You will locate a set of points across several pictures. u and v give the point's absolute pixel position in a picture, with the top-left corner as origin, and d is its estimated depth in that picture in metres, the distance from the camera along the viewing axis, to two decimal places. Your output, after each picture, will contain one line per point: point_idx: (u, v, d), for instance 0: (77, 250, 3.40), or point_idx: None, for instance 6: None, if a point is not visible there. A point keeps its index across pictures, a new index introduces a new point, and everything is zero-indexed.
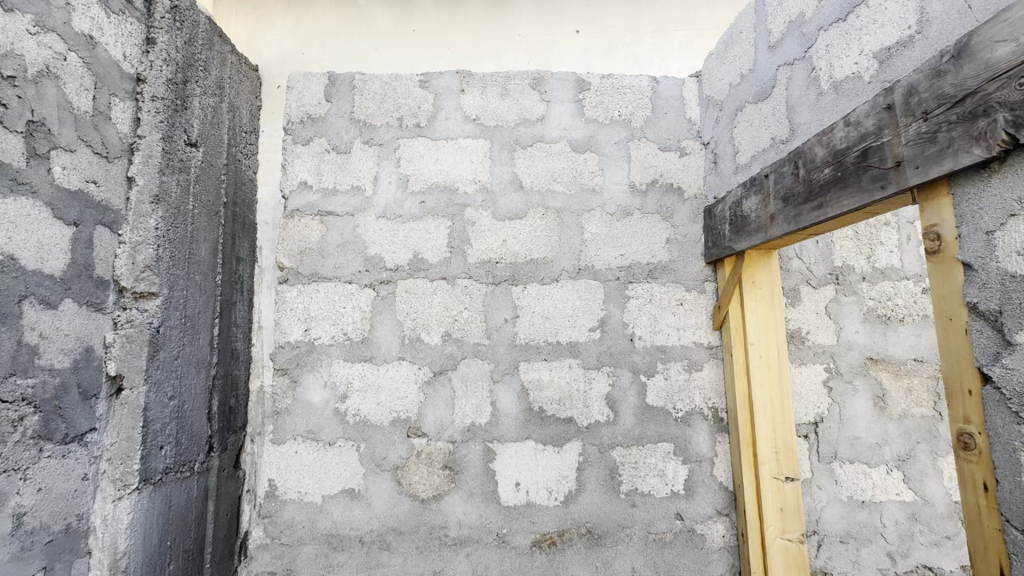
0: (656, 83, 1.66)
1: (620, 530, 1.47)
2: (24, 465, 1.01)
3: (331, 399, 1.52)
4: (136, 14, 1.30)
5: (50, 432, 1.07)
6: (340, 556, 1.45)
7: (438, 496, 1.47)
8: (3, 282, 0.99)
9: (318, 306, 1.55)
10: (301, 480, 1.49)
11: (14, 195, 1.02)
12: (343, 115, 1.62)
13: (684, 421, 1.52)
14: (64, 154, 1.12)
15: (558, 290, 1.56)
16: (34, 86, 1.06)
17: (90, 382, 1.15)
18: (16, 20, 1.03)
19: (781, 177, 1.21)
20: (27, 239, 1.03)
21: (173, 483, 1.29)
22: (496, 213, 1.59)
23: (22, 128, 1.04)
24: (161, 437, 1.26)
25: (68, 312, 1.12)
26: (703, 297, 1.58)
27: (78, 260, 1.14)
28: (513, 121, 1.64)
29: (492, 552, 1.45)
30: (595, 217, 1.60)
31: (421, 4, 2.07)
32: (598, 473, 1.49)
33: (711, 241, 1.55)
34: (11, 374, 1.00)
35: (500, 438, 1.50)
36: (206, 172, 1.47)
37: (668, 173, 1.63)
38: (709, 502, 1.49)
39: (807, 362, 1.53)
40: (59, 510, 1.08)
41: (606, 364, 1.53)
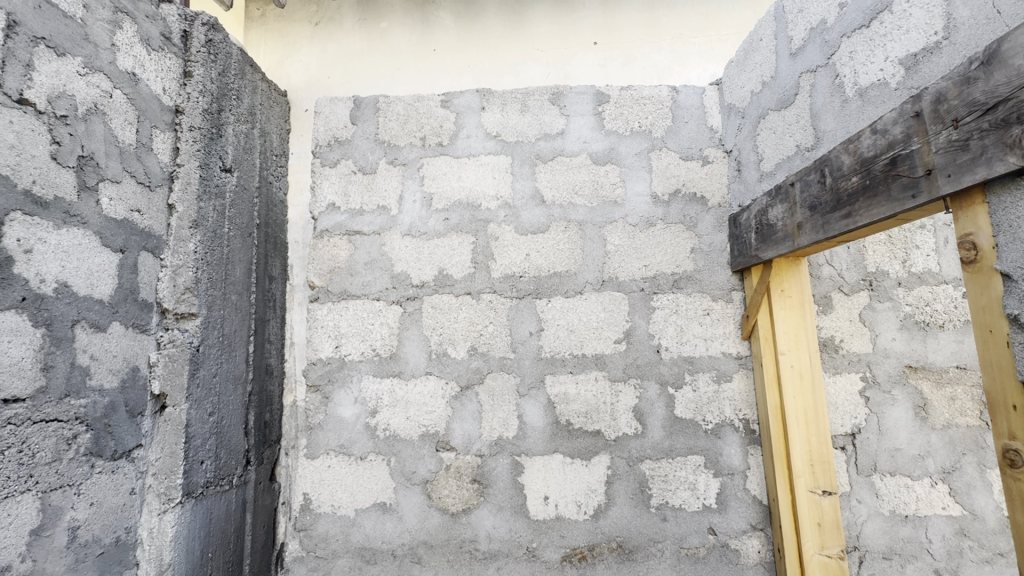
0: (675, 92, 1.66)
1: (652, 545, 1.45)
2: (77, 480, 1.08)
3: (361, 414, 1.55)
4: (173, 50, 1.38)
5: (101, 449, 1.13)
6: (373, 569, 1.48)
7: (468, 509, 1.48)
8: (57, 309, 1.06)
9: (347, 323, 1.59)
10: (335, 494, 1.53)
11: (67, 226, 1.09)
12: (368, 137, 1.67)
13: (714, 432, 1.50)
14: (111, 186, 1.19)
15: (583, 302, 1.56)
16: (84, 123, 1.13)
17: (136, 401, 1.21)
18: (68, 63, 1.11)
19: (807, 186, 1.20)
20: (78, 267, 1.11)
21: (214, 497, 1.33)
22: (519, 227, 1.61)
23: (74, 163, 1.11)
24: (202, 452, 1.30)
25: (115, 334, 1.18)
26: (730, 307, 1.56)
27: (125, 285, 1.21)
28: (534, 136, 1.65)
29: (522, 567, 1.45)
30: (618, 229, 1.60)
31: (441, 23, 2.12)
32: (627, 487, 1.48)
33: (737, 250, 1.53)
34: (66, 395, 1.06)
35: (528, 451, 1.50)
36: (240, 196, 1.53)
37: (691, 183, 1.62)
38: (743, 517, 1.46)
39: (841, 371, 1.49)
40: (110, 523, 1.14)
41: (633, 376, 1.53)
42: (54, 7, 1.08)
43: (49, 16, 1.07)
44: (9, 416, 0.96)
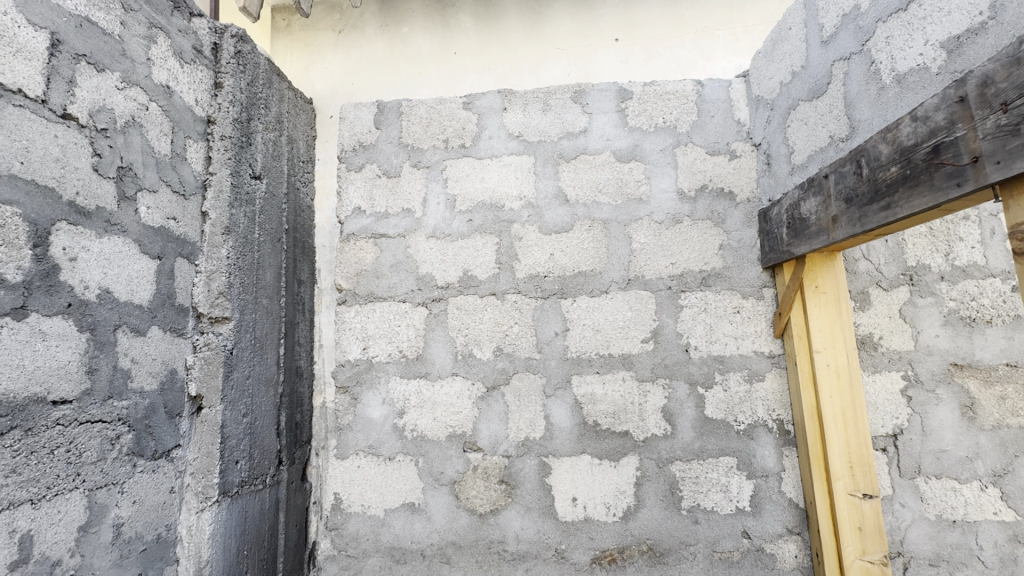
0: (700, 86, 1.63)
1: (683, 548, 1.42)
2: (121, 479, 1.12)
3: (389, 415, 1.57)
4: (204, 62, 1.43)
5: (142, 449, 1.17)
6: (403, 568, 1.49)
7: (496, 510, 1.48)
8: (100, 314, 1.10)
9: (374, 325, 1.61)
10: (365, 493, 1.55)
11: (108, 235, 1.13)
12: (392, 141, 1.69)
13: (747, 433, 1.46)
14: (148, 195, 1.23)
15: (608, 301, 1.55)
16: (122, 135, 1.18)
17: (174, 402, 1.25)
18: (107, 78, 1.15)
19: (841, 177, 1.16)
20: (119, 273, 1.15)
21: (249, 496, 1.37)
22: (543, 227, 1.60)
23: (114, 174, 1.15)
24: (237, 452, 1.34)
25: (154, 338, 1.22)
26: (761, 304, 1.51)
27: (162, 290, 1.25)
28: (556, 135, 1.64)
29: (551, 568, 1.44)
30: (643, 226, 1.57)
31: (461, 26, 2.13)
32: (657, 488, 1.45)
33: (768, 246, 1.49)
34: (110, 396, 1.11)
35: (555, 452, 1.49)
36: (270, 202, 1.57)
37: (718, 178, 1.58)
38: (778, 520, 1.42)
39: (881, 370, 1.43)
40: (152, 521, 1.19)
41: (661, 376, 1.50)
42: (93, 26, 1.13)
43: (89, 34, 1.12)
44: (57, 417, 1.00)
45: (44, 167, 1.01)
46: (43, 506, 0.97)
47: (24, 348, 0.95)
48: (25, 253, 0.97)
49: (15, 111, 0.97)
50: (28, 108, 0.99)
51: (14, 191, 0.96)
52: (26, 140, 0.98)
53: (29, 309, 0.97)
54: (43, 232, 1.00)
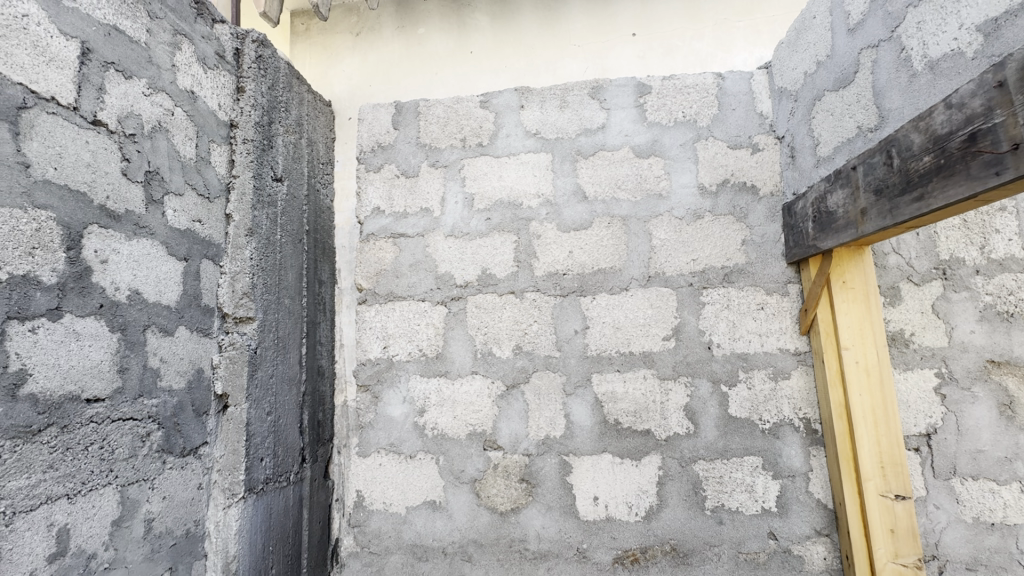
0: (721, 79, 1.60)
1: (707, 548, 1.40)
2: (151, 475, 1.15)
3: (409, 413, 1.58)
4: (227, 67, 1.46)
5: (171, 446, 1.20)
6: (425, 565, 1.50)
7: (517, 509, 1.48)
8: (131, 315, 1.13)
9: (394, 324, 1.62)
10: (386, 491, 1.55)
11: (137, 238, 1.16)
12: (410, 141, 1.70)
13: (772, 432, 1.43)
14: (175, 199, 1.26)
15: (628, 299, 1.53)
16: (149, 140, 1.21)
17: (201, 401, 1.28)
18: (134, 85, 1.18)
19: (870, 169, 1.12)
20: (148, 275, 1.18)
21: (273, 492, 1.39)
22: (561, 224, 1.59)
23: (142, 178, 1.19)
24: (262, 450, 1.36)
25: (182, 338, 1.25)
26: (787, 300, 1.48)
27: (189, 291, 1.28)
28: (574, 132, 1.63)
29: (573, 567, 1.44)
30: (663, 222, 1.55)
31: (478, 25, 2.13)
32: (680, 488, 1.43)
33: (793, 240, 1.45)
34: (140, 395, 1.14)
35: (576, 451, 1.48)
36: (291, 203, 1.59)
37: (740, 172, 1.55)
38: (806, 521, 1.38)
39: (913, 367, 1.39)
40: (181, 516, 1.21)
41: (683, 374, 1.48)
42: (121, 34, 1.16)
43: (118, 42, 1.15)
44: (91, 415, 1.03)
45: (77, 172, 1.04)
46: (78, 501, 1.00)
47: (59, 348, 0.99)
48: (60, 256, 1.00)
49: (49, 118, 1.00)
50: (61, 116, 1.02)
51: (48, 196, 0.99)
52: (59, 146, 1.01)
53: (64, 311, 1.00)
54: (76, 235, 1.03)
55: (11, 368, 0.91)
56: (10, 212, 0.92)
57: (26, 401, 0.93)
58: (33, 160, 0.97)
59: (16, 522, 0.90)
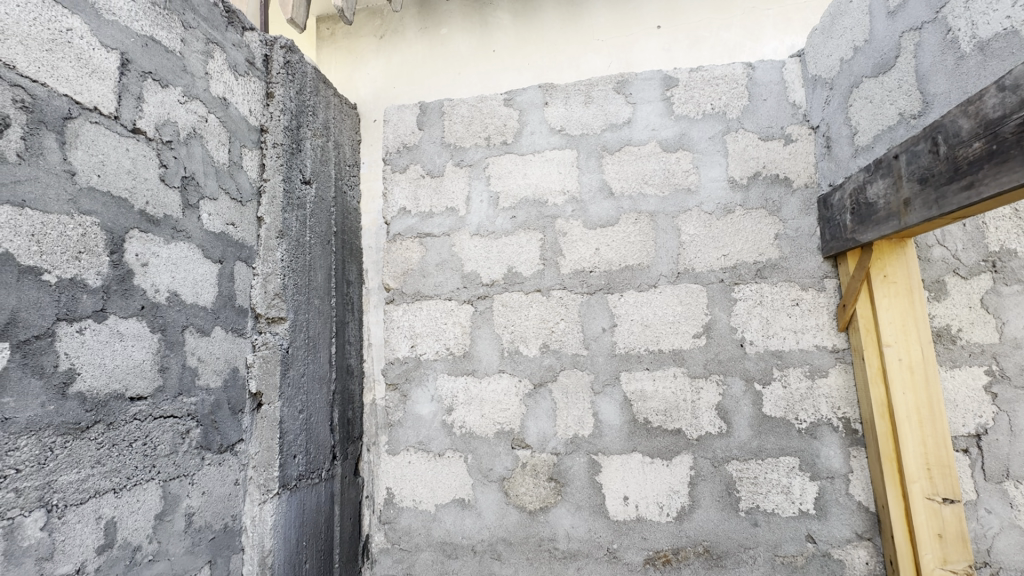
0: (751, 69, 1.55)
1: (742, 551, 1.37)
2: (191, 471, 1.19)
3: (438, 411, 1.58)
4: (257, 73, 1.49)
5: (209, 443, 1.24)
6: (455, 563, 1.51)
7: (546, 508, 1.47)
8: (170, 316, 1.17)
9: (421, 323, 1.63)
10: (415, 489, 1.57)
11: (175, 241, 1.20)
12: (435, 141, 1.71)
13: (810, 432, 1.38)
14: (210, 203, 1.30)
15: (657, 296, 1.50)
16: (185, 147, 1.25)
17: (237, 399, 1.32)
18: (170, 93, 1.22)
19: (914, 157, 1.08)
20: (186, 277, 1.22)
21: (306, 489, 1.42)
22: (587, 222, 1.57)
23: (178, 183, 1.22)
24: (295, 447, 1.39)
25: (218, 338, 1.28)
26: (823, 296, 1.43)
27: (223, 293, 1.31)
28: (599, 127, 1.61)
29: (603, 568, 1.42)
30: (692, 217, 1.52)
31: (500, 23, 2.13)
32: (713, 489, 1.40)
33: (830, 233, 1.40)
34: (180, 393, 1.18)
35: (605, 450, 1.47)
36: (320, 205, 1.62)
37: (772, 164, 1.51)
38: (846, 525, 1.34)
39: (961, 365, 1.33)
40: (220, 511, 1.25)
41: (715, 373, 1.45)
42: (157, 44, 1.20)
43: (154, 53, 1.19)
44: (134, 412, 1.07)
45: (118, 179, 1.08)
46: (124, 495, 1.04)
47: (105, 348, 1.03)
48: (104, 260, 1.04)
49: (92, 127, 1.04)
50: (103, 125, 1.06)
51: (93, 202, 1.03)
52: (102, 155, 1.06)
53: (108, 312, 1.04)
54: (118, 239, 1.08)
55: (61, 368, 0.95)
56: (58, 219, 0.97)
57: (75, 399, 0.97)
58: (78, 168, 1.01)
59: (67, 514, 0.94)
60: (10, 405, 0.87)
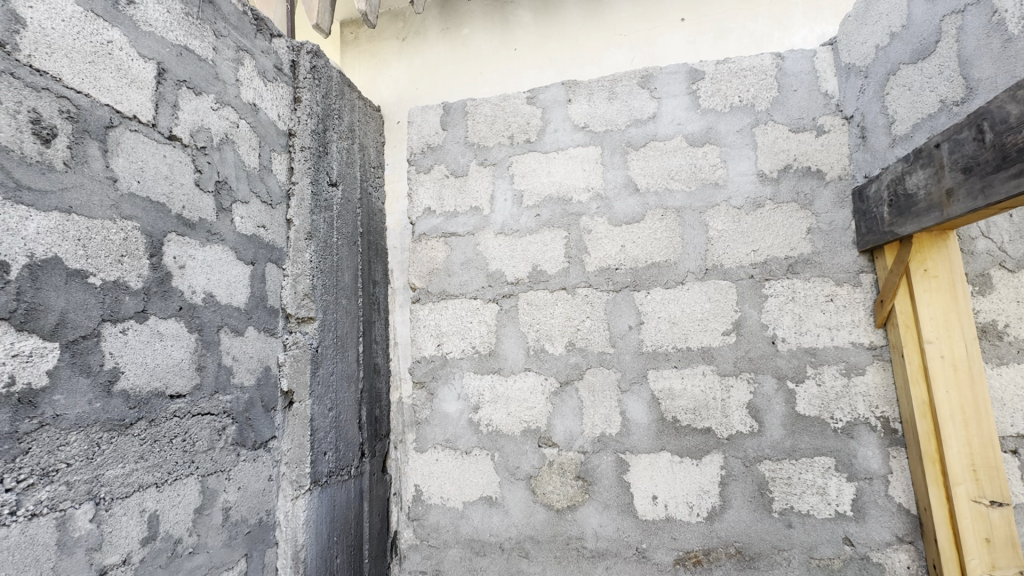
0: (780, 59, 1.51)
1: (776, 553, 1.34)
2: (228, 466, 1.22)
3: (464, 409, 1.59)
4: (285, 79, 1.53)
5: (244, 439, 1.27)
6: (483, 560, 1.52)
7: (573, 506, 1.47)
8: (206, 316, 1.21)
9: (447, 322, 1.64)
10: (443, 486, 1.58)
11: (210, 244, 1.24)
12: (459, 141, 1.72)
13: (846, 432, 1.34)
14: (242, 206, 1.33)
15: (685, 293, 1.48)
16: (218, 152, 1.28)
17: (269, 397, 1.35)
18: (204, 100, 1.26)
19: (958, 145, 1.04)
20: (220, 279, 1.25)
21: (336, 485, 1.45)
22: (612, 219, 1.56)
23: (212, 188, 1.26)
24: (325, 444, 1.42)
25: (251, 338, 1.32)
26: (859, 291, 1.39)
27: (256, 293, 1.35)
28: (623, 123, 1.59)
29: (632, 567, 1.41)
30: (721, 213, 1.49)
31: (521, 21, 2.13)
32: (744, 489, 1.37)
33: (866, 227, 1.36)
34: (216, 391, 1.21)
35: (633, 449, 1.45)
36: (346, 207, 1.64)
37: (804, 157, 1.47)
38: (886, 527, 1.29)
39: (1008, 362, 1.27)
40: (255, 506, 1.28)
41: (745, 371, 1.42)
42: (191, 53, 1.24)
43: (188, 61, 1.23)
44: (174, 409, 1.11)
45: (157, 185, 1.12)
46: (165, 489, 1.08)
47: (146, 348, 1.07)
48: (145, 263, 1.08)
49: (132, 135, 1.08)
50: (142, 133, 1.11)
51: (134, 208, 1.07)
52: (141, 161, 1.10)
53: (149, 313, 1.08)
54: (158, 243, 1.12)
55: (107, 367, 0.99)
56: (102, 224, 1.01)
57: (119, 396, 1.01)
58: (120, 175, 1.05)
59: (113, 507, 0.98)
60: (60, 402, 0.91)
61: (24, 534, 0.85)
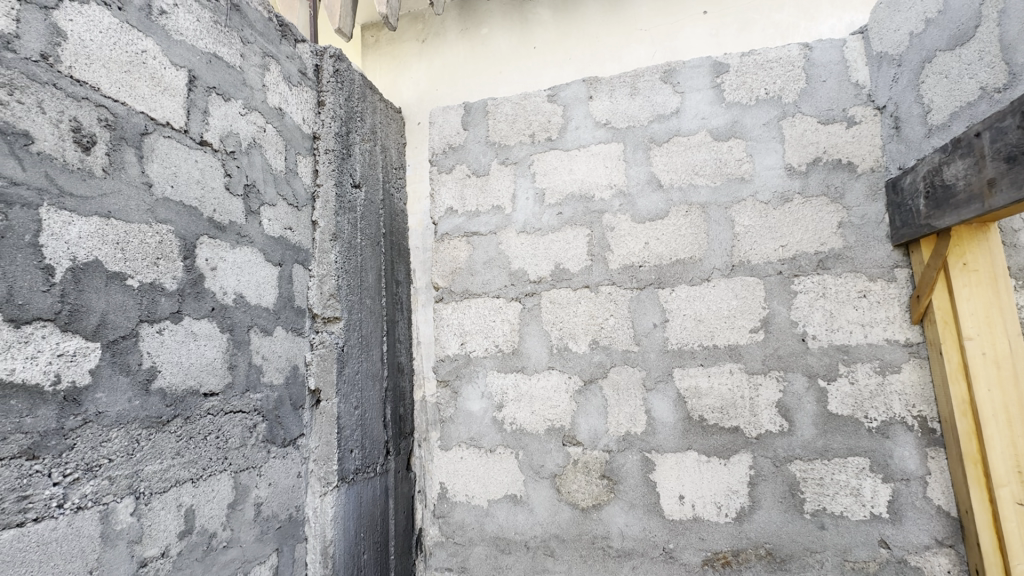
0: (808, 50, 1.48)
1: (809, 555, 1.31)
2: (259, 463, 1.25)
3: (488, 408, 1.60)
4: (309, 83, 1.55)
5: (274, 437, 1.30)
6: (508, 558, 1.52)
7: (598, 506, 1.46)
8: (237, 317, 1.24)
9: (471, 321, 1.65)
10: (468, 484, 1.59)
11: (239, 246, 1.27)
12: (480, 141, 1.73)
13: (880, 432, 1.30)
14: (269, 209, 1.36)
15: (711, 290, 1.46)
16: (247, 156, 1.32)
17: (298, 396, 1.38)
18: (232, 106, 1.29)
19: (1000, 134, 1.00)
20: (249, 280, 1.28)
21: (363, 482, 1.47)
22: (635, 216, 1.54)
23: (241, 191, 1.29)
24: (351, 442, 1.44)
25: (280, 337, 1.35)
26: (893, 287, 1.34)
27: (284, 294, 1.38)
28: (646, 119, 1.58)
29: (659, 568, 1.39)
30: (747, 208, 1.46)
31: (540, 19, 2.12)
32: (774, 489, 1.35)
33: (900, 220, 1.32)
34: (247, 389, 1.24)
35: (659, 448, 1.44)
36: (370, 208, 1.67)
37: (833, 149, 1.43)
38: (924, 530, 1.25)
39: None
40: (285, 502, 1.31)
41: (774, 369, 1.39)
42: (220, 60, 1.27)
43: (217, 68, 1.26)
44: (208, 407, 1.14)
45: (189, 189, 1.16)
46: (200, 484, 1.11)
47: (181, 347, 1.10)
48: (179, 265, 1.12)
49: (165, 141, 1.12)
50: (175, 139, 1.14)
51: (168, 211, 1.11)
52: (175, 167, 1.13)
53: (183, 313, 1.11)
54: (191, 246, 1.15)
55: (144, 366, 1.03)
56: (138, 228, 1.04)
57: (157, 394, 1.04)
58: (154, 180, 1.09)
59: (152, 501, 1.02)
60: (102, 400, 0.95)
61: (70, 526, 0.88)
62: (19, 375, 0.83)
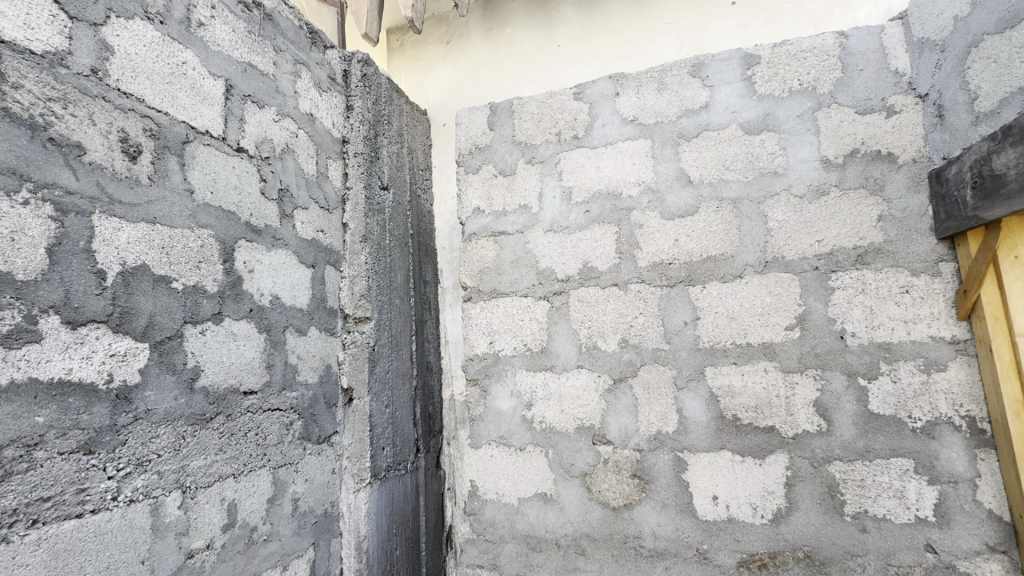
0: (844, 38, 1.43)
1: (849, 559, 1.27)
2: (295, 459, 1.29)
3: (517, 407, 1.61)
4: (338, 88, 1.59)
5: (310, 434, 1.34)
6: (539, 557, 1.52)
7: (630, 505, 1.45)
8: (273, 317, 1.28)
9: (499, 321, 1.66)
10: (498, 482, 1.60)
11: (275, 249, 1.31)
12: (506, 140, 1.73)
13: (926, 432, 1.26)
14: (303, 212, 1.40)
15: (743, 287, 1.43)
16: (281, 161, 1.35)
17: (331, 394, 1.41)
18: (266, 113, 1.33)
19: None
20: (285, 281, 1.32)
21: (395, 479, 1.50)
22: (664, 212, 1.53)
23: (276, 196, 1.33)
24: (383, 439, 1.47)
25: (314, 337, 1.38)
26: (938, 281, 1.29)
27: (317, 295, 1.41)
28: (674, 114, 1.56)
29: (693, 569, 1.38)
30: (781, 202, 1.43)
31: (563, 17, 2.11)
32: (813, 491, 1.31)
33: (945, 212, 1.27)
34: (284, 387, 1.28)
35: (691, 447, 1.42)
36: (398, 209, 1.69)
37: (872, 140, 1.38)
38: (974, 535, 1.20)
39: None
40: (320, 497, 1.35)
41: (811, 367, 1.35)
42: (254, 69, 1.31)
43: (252, 77, 1.30)
44: (248, 405, 1.18)
45: (228, 194, 1.20)
46: (242, 479, 1.15)
47: (222, 347, 1.14)
48: (219, 268, 1.16)
49: (205, 149, 1.16)
50: (213, 146, 1.18)
51: (209, 216, 1.15)
52: (213, 173, 1.17)
53: (224, 315, 1.15)
54: (230, 249, 1.19)
55: (189, 365, 1.07)
56: (181, 232, 1.09)
57: (200, 392, 1.09)
58: (195, 186, 1.13)
59: (198, 495, 1.06)
60: (151, 398, 0.99)
61: (124, 518, 0.93)
62: (76, 374, 0.88)
